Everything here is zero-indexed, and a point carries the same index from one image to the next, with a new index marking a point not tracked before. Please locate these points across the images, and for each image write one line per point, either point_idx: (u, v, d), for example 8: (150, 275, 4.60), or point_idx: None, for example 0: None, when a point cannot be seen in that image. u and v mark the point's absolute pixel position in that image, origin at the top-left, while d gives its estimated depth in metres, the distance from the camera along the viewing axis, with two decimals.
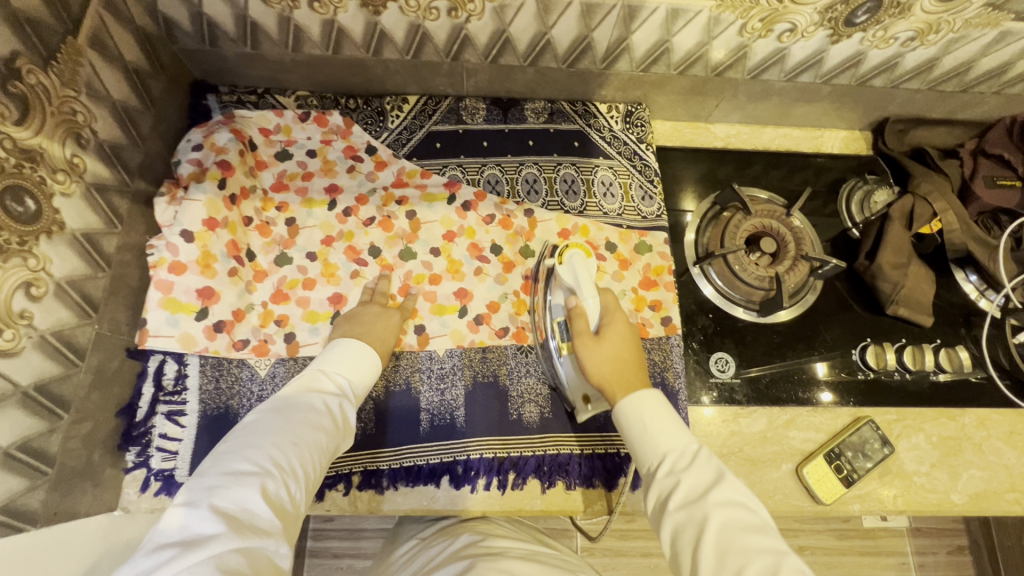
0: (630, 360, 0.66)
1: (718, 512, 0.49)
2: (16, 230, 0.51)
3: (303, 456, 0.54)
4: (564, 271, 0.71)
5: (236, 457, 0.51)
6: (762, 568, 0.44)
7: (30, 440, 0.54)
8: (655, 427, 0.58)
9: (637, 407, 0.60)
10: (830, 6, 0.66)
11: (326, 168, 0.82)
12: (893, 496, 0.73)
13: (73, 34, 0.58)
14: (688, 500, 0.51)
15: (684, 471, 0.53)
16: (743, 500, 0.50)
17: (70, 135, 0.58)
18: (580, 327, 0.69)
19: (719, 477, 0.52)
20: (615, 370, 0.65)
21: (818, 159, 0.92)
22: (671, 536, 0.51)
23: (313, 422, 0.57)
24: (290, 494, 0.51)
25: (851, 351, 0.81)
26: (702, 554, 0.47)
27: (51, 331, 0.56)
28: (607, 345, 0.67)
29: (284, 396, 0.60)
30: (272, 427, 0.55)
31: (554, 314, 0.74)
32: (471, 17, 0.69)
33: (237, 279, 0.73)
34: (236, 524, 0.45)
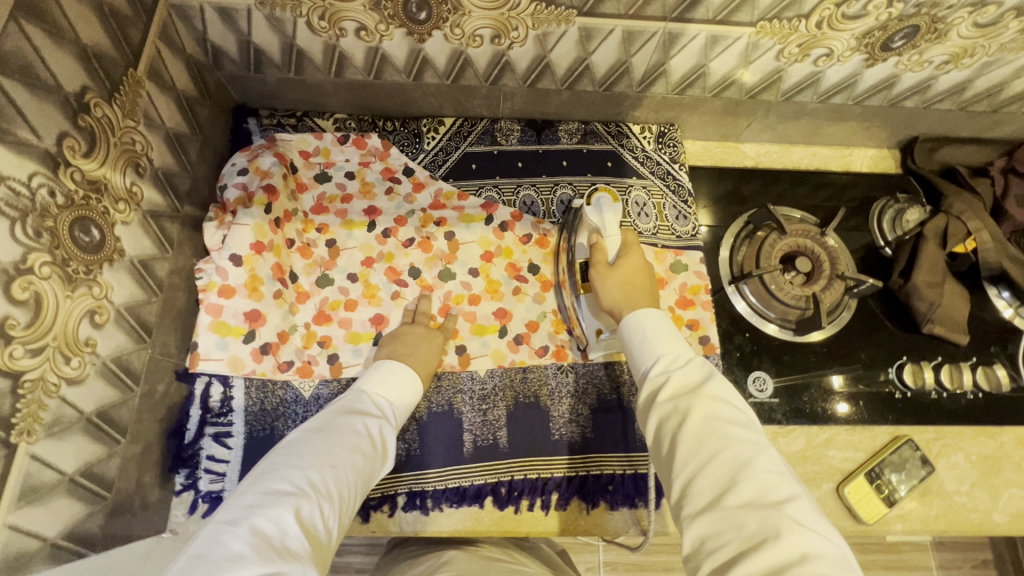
0: (640, 285, 0.68)
1: (703, 405, 0.51)
2: (82, 260, 0.52)
3: (340, 479, 0.54)
4: (590, 210, 0.76)
5: (274, 477, 0.51)
6: (738, 454, 0.47)
7: (92, 467, 0.55)
8: (656, 336, 0.60)
9: (642, 322, 0.62)
10: (868, 32, 0.68)
11: (364, 190, 0.83)
12: (935, 516, 0.73)
13: (133, 66, 0.59)
14: (676, 393, 0.54)
15: (678, 371, 0.56)
16: (729, 397, 0.52)
17: (130, 164, 0.59)
18: (597, 258, 0.73)
19: (710, 377, 0.54)
20: (626, 294, 0.67)
21: (848, 177, 0.93)
22: (655, 425, 0.53)
23: (351, 448, 0.58)
24: (324, 519, 0.50)
25: (880, 371, 0.81)
26: (682, 437, 0.50)
27: (111, 357, 0.57)
28: (620, 275, 0.70)
29: (323, 421, 0.61)
30: (310, 451, 0.56)
31: (576, 255, 0.78)
32: (514, 44, 0.70)
33: (282, 302, 0.74)
34: (269, 543, 0.44)
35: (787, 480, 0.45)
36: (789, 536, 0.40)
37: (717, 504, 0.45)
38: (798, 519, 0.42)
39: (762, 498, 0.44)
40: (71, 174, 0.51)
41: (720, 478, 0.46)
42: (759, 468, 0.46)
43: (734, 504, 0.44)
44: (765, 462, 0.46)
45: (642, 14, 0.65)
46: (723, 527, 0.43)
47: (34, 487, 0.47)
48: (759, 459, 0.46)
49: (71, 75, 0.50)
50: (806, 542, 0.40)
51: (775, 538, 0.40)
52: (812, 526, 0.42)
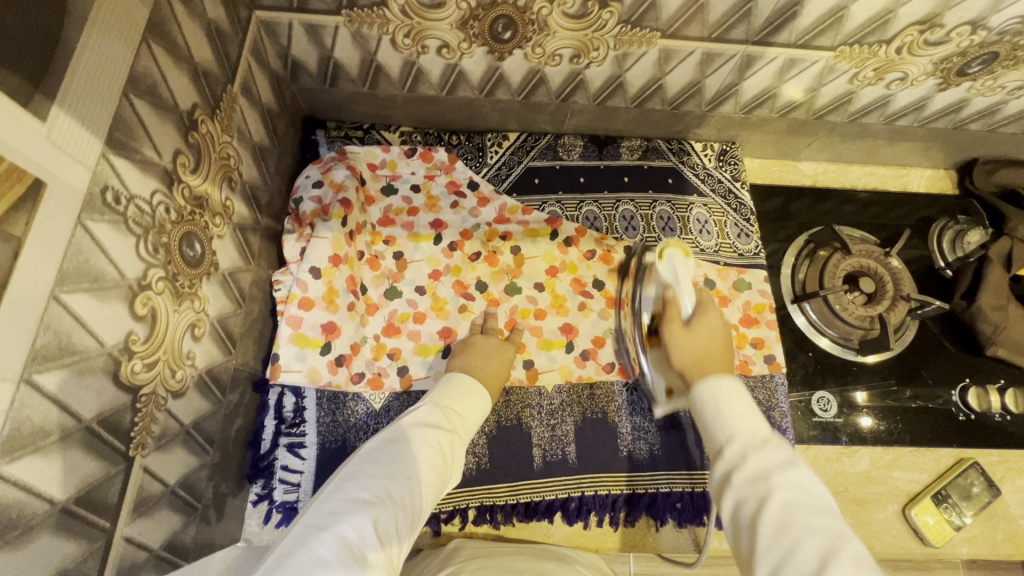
0: (718, 354, 0.64)
1: (784, 490, 0.44)
2: (188, 275, 0.53)
3: (416, 489, 0.52)
4: (663, 268, 0.70)
5: (355, 483, 0.50)
6: (825, 547, 0.40)
7: (187, 478, 0.56)
8: (730, 409, 0.53)
9: (712, 390, 0.55)
10: (947, 58, 0.68)
11: (430, 203, 0.83)
12: (1001, 540, 0.73)
13: (230, 82, 0.60)
14: (753, 474, 0.47)
15: (753, 450, 0.49)
16: (813, 486, 0.45)
17: (225, 179, 0.60)
18: (671, 315, 0.69)
19: (792, 463, 0.46)
20: (702, 362, 0.63)
21: (905, 197, 0.93)
22: (731, 509, 0.46)
23: (428, 459, 0.55)
24: (398, 530, 0.48)
25: (907, 389, 0.81)
26: (762, 525, 0.43)
27: (206, 369, 0.58)
28: (696, 339, 0.66)
29: (399, 426, 0.58)
30: (387, 456, 0.54)
31: (642, 309, 0.75)
32: (592, 63, 0.71)
33: (355, 313, 0.75)
34: (349, 555, 0.43)
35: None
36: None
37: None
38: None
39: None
40: (182, 190, 0.51)
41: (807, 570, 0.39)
42: (853, 564, 0.39)
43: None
44: (859, 560, 0.39)
45: (724, 38, 0.66)
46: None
47: (143, 500, 0.48)
48: (850, 552, 0.39)
49: (185, 94, 0.51)
50: None
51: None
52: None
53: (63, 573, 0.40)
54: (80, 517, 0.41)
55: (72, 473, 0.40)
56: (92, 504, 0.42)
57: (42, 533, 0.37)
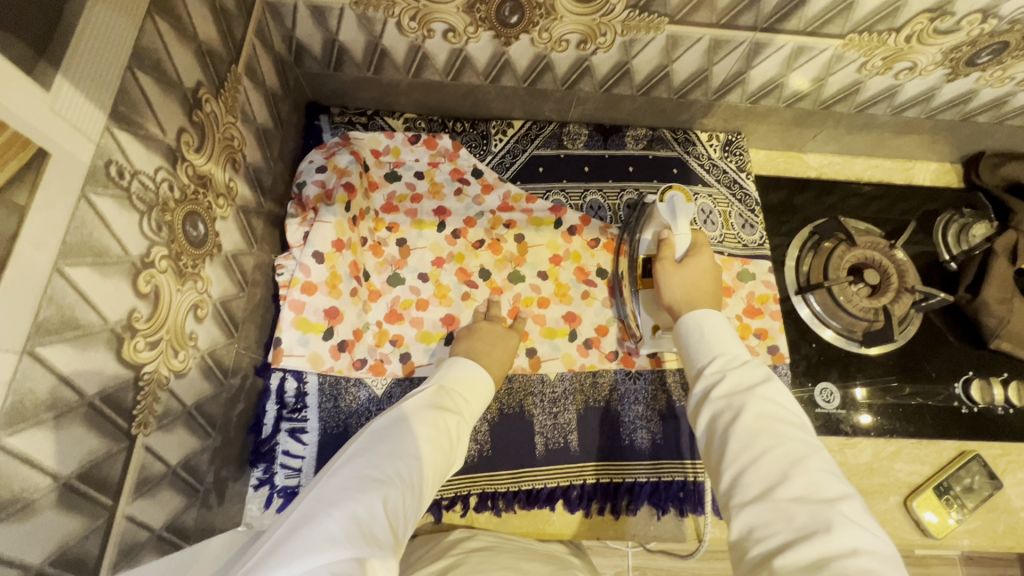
0: (707, 291, 0.66)
1: (758, 403, 0.48)
2: (191, 255, 0.52)
3: (422, 470, 0.52)
4: (662, 207, 0.73)
5: (363, 462, 0.50)
6: (789, 453, 0.44)
7: (188, 459, 0.55)
8: (714, 337, 0.57)
9: (699, 320, 0.59)
10: (956, 47, 0.68)
11: (434, 190, 0.83)
12: (1002, 532, 0.73)
13: (235, 62, 0.59)
14: (731, 390, 0.50)
15: (733, 370, 0.52)
16: (784, 401, 0.49)
17: (229, 160, 0.59)
18: (665, 254, 0.70)
19: (767, 381, 0.50)
20: (692, 296, 0.65)
21: (911, 190, 0.93)
22: (708, 420, 0.50)
23: (435, 441, 0.55)
24: (406, 509, 0.48)
25: (907, 386, 0.81)
26: (734, 432, 0.47)
27: (208, 351, 0.57)
28: (686, 275, 0.67)
29: (406, 407, 0.58)
30: (396, 436, 0.54)
31: (639, 251, 0.76)
32: (599, 49, 0.71)
33: (358, 299, 0.74)
34: (359, 529, 0.42)
35: (839, 482, 0.42)
36: (840, 530, 0.38)
37: (767, 496, 0.42)
38: (852, 517, 0.39)
39: (814, 494, 0.41)
40: (186, 169, 0.51)
41: (769, 471, 0.43)
42: (812, 467, 0.43)
43: (785, 497, 0.41)
44: (818, 464, 0.43)
45: (733, 24, 0.65)
46: (772, 516, 0.40)
47: (145, 479, 0.48)
48: (811, 459, 0.43)
49: (189, 72, 0.50)
50: (854, 538, 0.38)
51: (823, 533, 0.38)
52: (866, 525, 0.39)
53: (65, 548, 0.39)
54: (83, 493, 0.41)
55: (74, 448, 0.39)
56: (94, 481, 0.42)
57: (45, 506, 0.37)
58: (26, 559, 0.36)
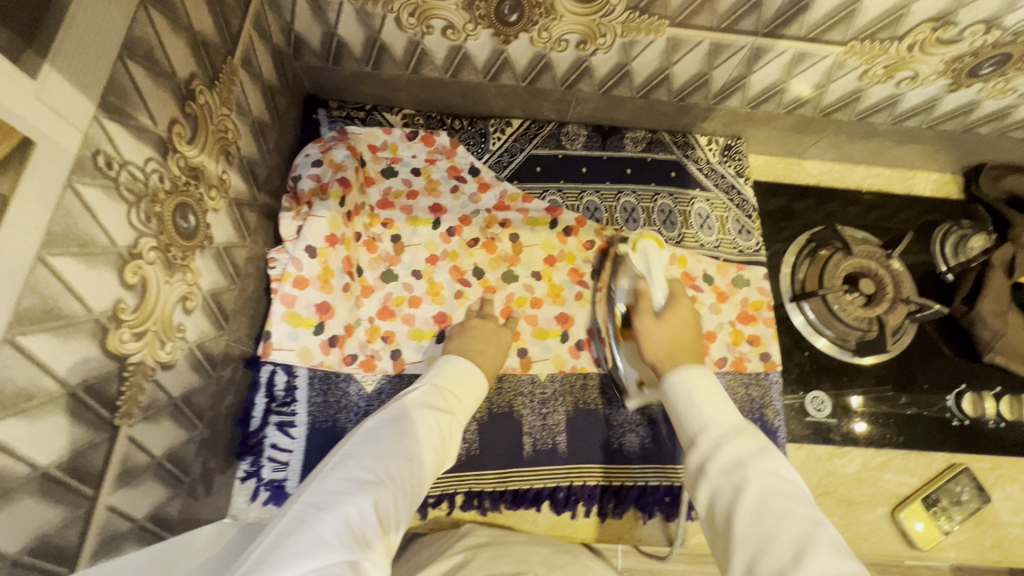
0: (689, 344, 0.65)
1: (760, 478, 0.45)
2: (181, 246, 0.52)
3: (415, 473, 0.51)
4: (635, 259, 0.73)
5: (354, 464, 0.49)
6: (798, 533, 0.40)
7: (174, 450, 0.55)
8: (704, 401, 0.54)
9: (687, 384, 0.56)
10: (959, 57, 0.67)
11: (430, 187, 0.82)
12: (989, 546, 0.73)
13: (231, 54, 0.59)
14: (729, 463, 0.47)
15: (727, 440, 0.50)
16: (785, 473, 0.46)
17: (222, 152, 0.59)
18: (643, 307, 0.70)
19: (764, 452, 0.48)
20: (671, 351, 0.65)
21: (910, 199, 0.92)
22: (707, 499, 0.47)
23: (425, 442, 0.55)
24: (398, 511, 0.47)
25: (904, 395, 0.80)
26: (738, 514, 0.43)
27: (196, 343, 0.57)
28: (666, 327, 0.67)
29: (398, 407, 0.58)
30: (388, 437, 0.53)
31: (617, 301, 0.76)
32: (599, 50, 0.70)
33: (350, 294, 0.74)
34: (352, 534, 0.41)
35: (852, 558, 0.38)
36: None
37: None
38: None
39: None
40: (177, 160, 0.51)
41: (780, 554, 0.39)
42: (825, 544, 0.39)
43: None
44: (832, 542, 0.40)
45: (733, 28, 0.65)
46: None
47: (128, 470, 0.48)
48: (820, 536, 0.40)
49: (183, 62, 0.50)
50: None
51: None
52: None
53: (41, 537, 0.39)
54: (63, 483, 0.41)
55: (54, 437, 0.39)
56: (75, 470, 0.42)
57: (24, 495, 0.37)
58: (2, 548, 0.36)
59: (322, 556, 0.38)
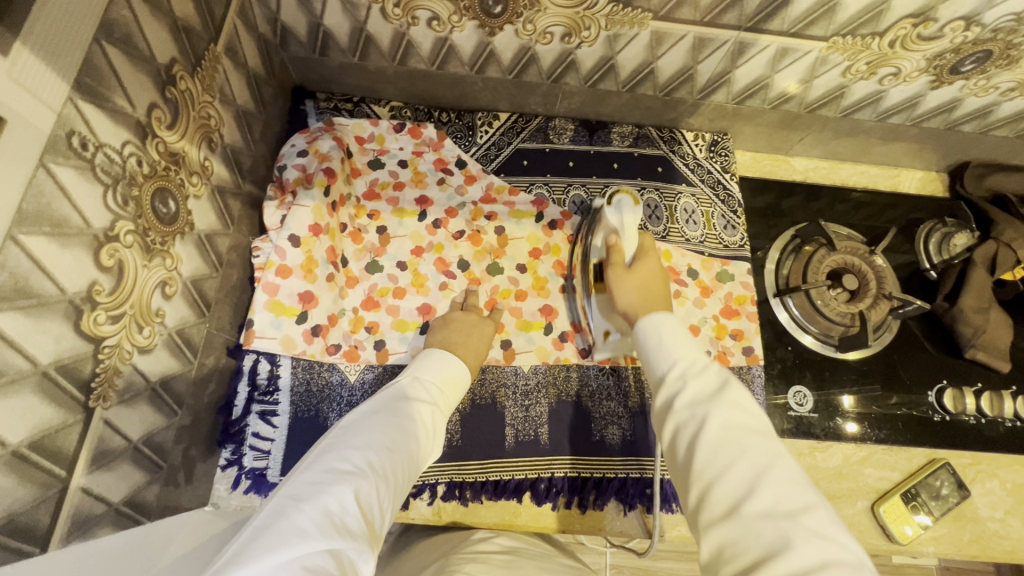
0: (658, 290, 0.67)
1: (722, 411, 0.45)
2: (160, 231, 0.52)
3: (398, 463, 0.49)
4: (611, 211, 0.75)
5: (333, 456, 0.47)
6: (754, 466, 0.41)
7: (151, 436, 0.55)
8: (673, 342, 0.55)
9: (658, 327, 0.57)
10: (940, 54, 0.68)
11: (417, 179, 0.83)
12: (968, 541, 0.73)
13: (214, 41, 0.59)
14: (693, 399, 0.48)
15: (692, 376, 0.50)
16: (746, 404, 0.46)
17: (204, 139, 0.59)
18: (615, 259, 0.71)
19: (726, 383, 0.48)
20: (644, 295, 0.66)
21: (895, 197, 0.93)
22: (671, 433, 0.48)
23: (409, 429, 0.54)
24: (381, 502, 0.45)
25: (893, 395, 0.81)
26: (698, 446, 0.44)
27: (176, 329, 0.57)
28: (638, 277, 0.68)
29: (380, 400, 0.57)
30: (369, 429, 0.51)
31: (592, 255, 0.76)
32: (584, 43, 0.71)
33: (334, 284, 0.74)
34: (332, 522, 0.40)
35: (806, 489, 0.40)
36: (807, 551, 0.35)
37: (732, 514, 0.40)
38: (817, 532, 0.37)
39: (779, 507, 0.39)
40: (156, 145, 0.51)
41: (736, 487, 0.41)
42: (778, 478, 0.41)
43: (752, 516, 0.39)
44: (785, 474, 0.41)
45: (716, 22, 0.65)
46: (739, 535, 0.38)
47: (103, 453, 0.48)
48: (775, 470, 0.41)
49: (163, 47, 0.50)
50: (824, 556, 0.36)
51: (785, 556, 0.36)
52: (835, 539, 0.37)
53: (12, 516, 0.39)
54: (35, 462, 0.41)
55: (24, 417, 0.40)
56: (47, 450, 0.42)
57: None
58: None
59: (301, 546, 0.37)
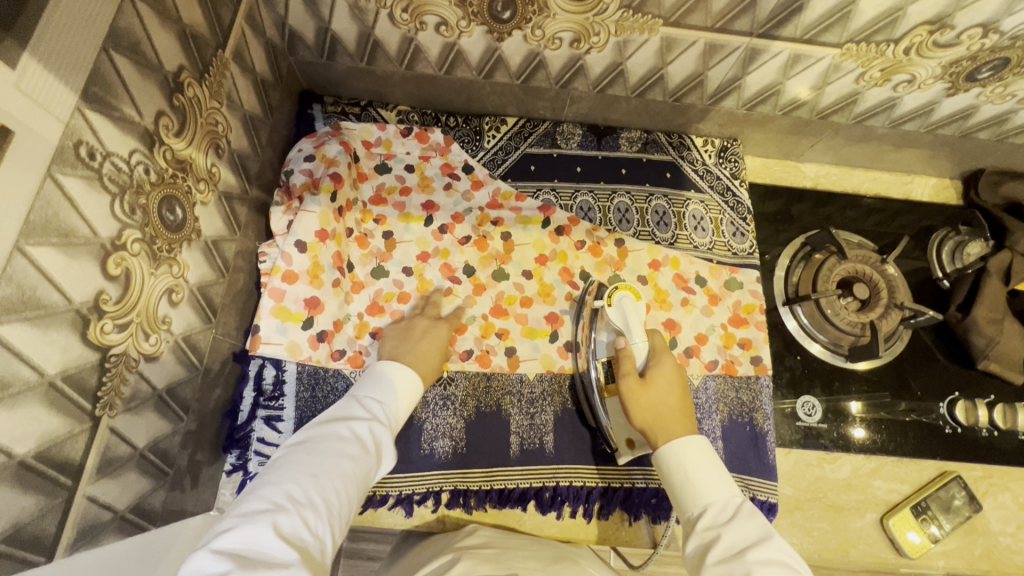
0: (676, 407, 0.63)
1: (758, 569, 0.45)
2: (167, 239, 0.52)
3: (325, 487, 0.46)
4: (612, 313, 0.72)
5: (253, 494, 0.45)
6: None
7: (157, 442, 0.55)
8: (704, 479, 0.55)
9: (684, 458, 0.56)
10: (956, 61, 0.67)
11: (423, 184, 0.82)
12: (978, 555, 0.72)
13: (222, 48, 0.59)
14: (728, 552, 0.47)
15: (727, 526, 0.50)
16: (788, 562, 0.45)
17: (212, 146, 0.59)
18: (626, 367, 0.67)
19: (763, 537, 0.48)
20: (659, 415, 0.62)
21: (908, 205, 0.91)
22: None
23: (337, 447, 0.50)
24: (306, 530, 0.43)
25: (902, 402, 0.80)
26: None
27: (182, 336, 0.57)
28: (653, 390, 0.65)
29: (312, 425, 0.54)
30: (294, 458, 0.49)
31: (596, 354, 0.73)
32: (593, 49, 0.70)
33: (340, 290, 0.74)
34: (245, 562, 0.38)
35: None
36: None
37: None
38: None
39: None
40: (164, 153, 0.51)
41: None
42: None
43: None
44: None
45: (728, 28, 0.64)
46: None
47: (109, 461, 0.48)
48: None
49: (170, 54, 0.50)
50: None
51: None
52: None
53: (18, 526, 0.39)
54: (42, 472, 0.41)
55: (31, 427, 0.40)
56: (52, 461, 0.42)
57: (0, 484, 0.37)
58: None
59: None
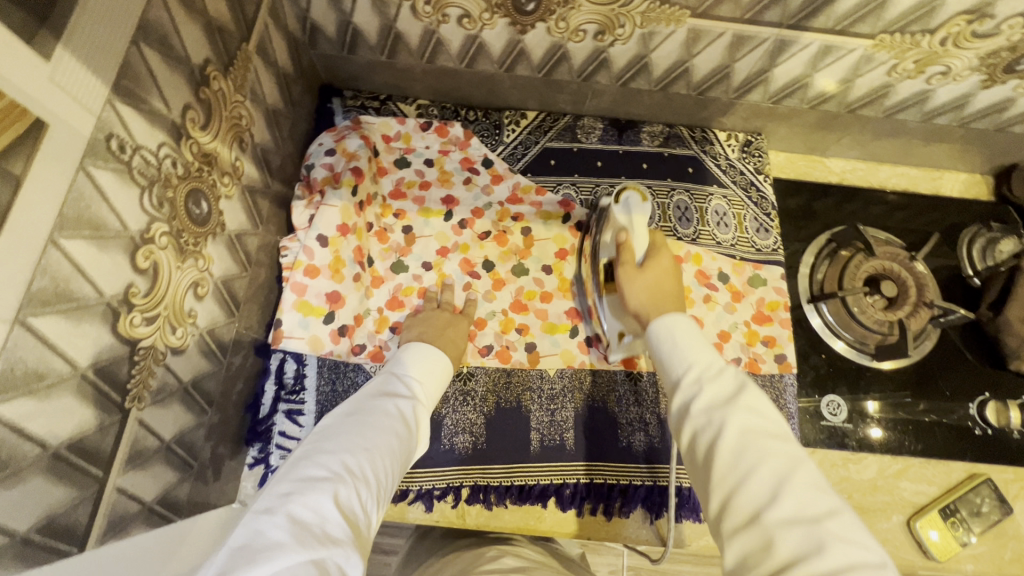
0: (670, 292, 0.65)
1: (740, 415, 0.43)
2: (193, 232, 0.52)
3: (377, 462, 0.45)
4: (618, 210, 0.71)
5: (306, 462, 0.42)
6: (775, 471, 0.39)
7: (183, 434, 0.56)
8: (688, 344, 0.52)
9: (670, 328, 0.54)
10: (994, 52, 0.65)
11: (443, 178, 0.82)
12: (1009, 560, 0.71)
13: (246, 41, 0.59)
14: (711, 404, 0.45)
15: (708, 381, 0.47)
16: (766, 409, 0.44)
17: (236, 140, 0.59)
18: (625, 258, 0.68)
19: (743, 387, 0.45)
20: (655, 296, 0.64)
21: (938, 202, 0.89)
22: (688, 437, 0.45)
23: (388, 424, 0.49)
24: (361, 505, 0.41)
25: (921, 402, 0.78)
26: (717, 453, 0.42)
27: (207, 329, 0.58)
28: (650, 276, 0.66)
29: (356, 399, 0.52)
30: (344, 430, 0.47)
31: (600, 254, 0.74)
32: (617, 41, 0.69)
33: (361, 285, 0.75)
34: (309, 530, 0.36)
35: (827, 494, 0.38)
36: (833, 555, 0.34)
37: (754, 520, 0.37)
38: (841, 537, 0.35)
39: (802, 513, 0.37)
40: (190, 146, 0.51)
41: (758, 494, 0.38)
42: (801, 484, 0.38)
43: (776, 522, 0.37)
44: (808, 480, 0.39)
45: (758, 19, 0.63)
46: (760, 545, 0.36)
47: (138, 453, 0.48)
48: (797, 476, 0.39)
49: (197, 47, 0.50)
50: (849, 560, 0.34)
51: (819, 556, 0.34)
52: (858, 543, 0.35)
53: (51, 516, 0.40)
54: (74, 464, 0.41)
55: (64, 419, 0.40)
56: (85, 451, 0.42)
57: (36, 474, 0.38)
58: (12, 525, 0.36)
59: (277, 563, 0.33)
